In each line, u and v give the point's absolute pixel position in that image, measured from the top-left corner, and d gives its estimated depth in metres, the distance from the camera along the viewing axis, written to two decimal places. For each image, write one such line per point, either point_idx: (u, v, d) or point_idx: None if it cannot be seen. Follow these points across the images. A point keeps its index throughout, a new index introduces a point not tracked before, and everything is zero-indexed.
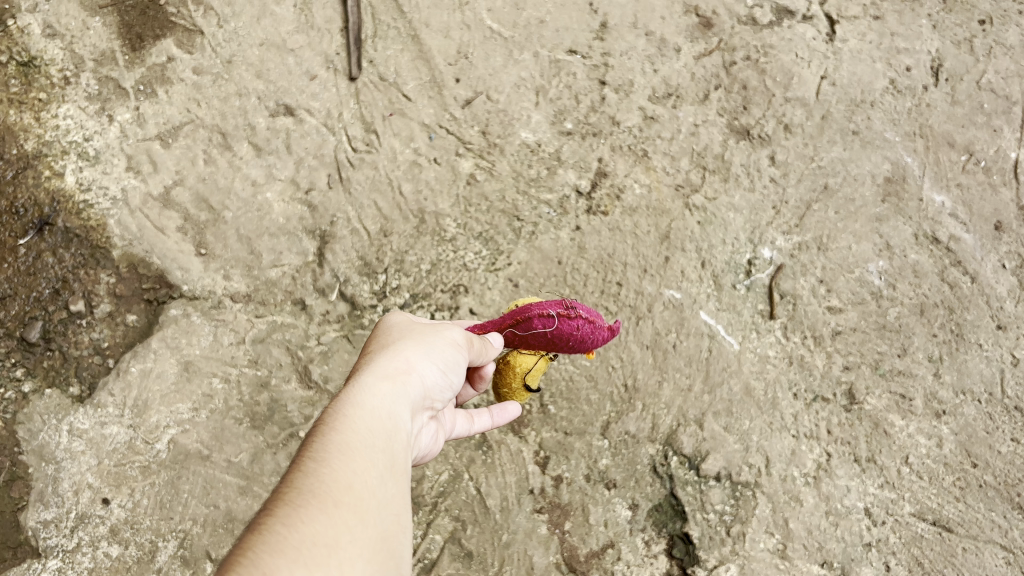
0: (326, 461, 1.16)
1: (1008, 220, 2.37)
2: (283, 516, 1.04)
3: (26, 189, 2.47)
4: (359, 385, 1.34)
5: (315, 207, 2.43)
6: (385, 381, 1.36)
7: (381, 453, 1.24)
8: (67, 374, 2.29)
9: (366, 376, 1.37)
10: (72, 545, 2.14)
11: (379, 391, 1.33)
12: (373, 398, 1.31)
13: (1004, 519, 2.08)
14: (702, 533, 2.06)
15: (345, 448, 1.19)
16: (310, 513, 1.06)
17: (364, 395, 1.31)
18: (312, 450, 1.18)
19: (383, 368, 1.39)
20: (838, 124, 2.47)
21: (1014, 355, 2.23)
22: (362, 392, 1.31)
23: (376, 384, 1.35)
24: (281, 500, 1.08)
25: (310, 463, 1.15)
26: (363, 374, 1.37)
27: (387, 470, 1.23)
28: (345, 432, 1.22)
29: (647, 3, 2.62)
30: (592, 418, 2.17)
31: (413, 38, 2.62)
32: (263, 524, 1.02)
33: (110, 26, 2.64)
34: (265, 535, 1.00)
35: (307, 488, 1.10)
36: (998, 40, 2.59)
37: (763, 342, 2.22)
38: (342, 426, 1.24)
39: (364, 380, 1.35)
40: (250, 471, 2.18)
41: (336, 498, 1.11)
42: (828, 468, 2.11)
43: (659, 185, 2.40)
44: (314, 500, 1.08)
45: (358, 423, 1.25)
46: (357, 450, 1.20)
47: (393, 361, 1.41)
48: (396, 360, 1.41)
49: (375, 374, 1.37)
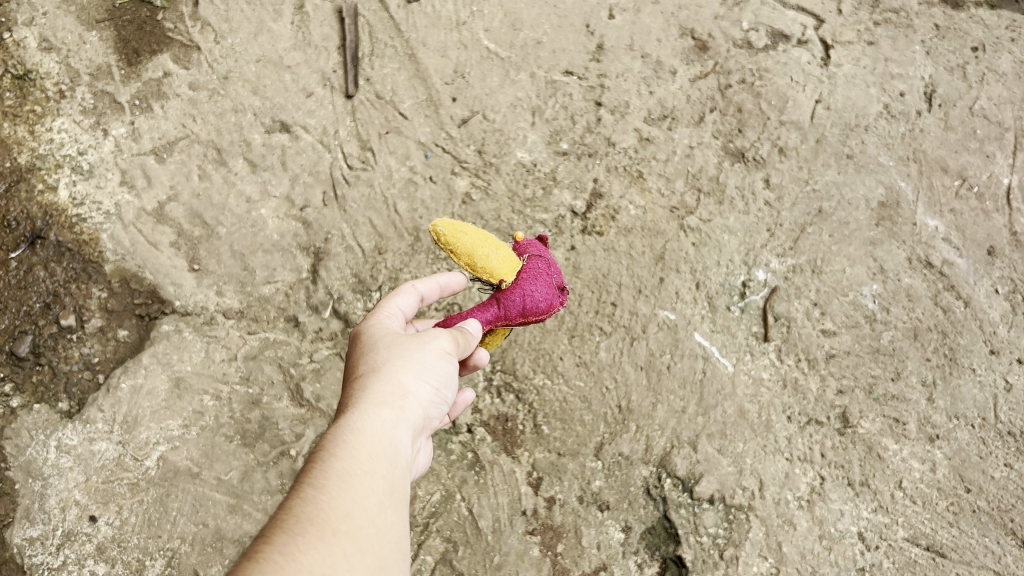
0: (327, 488, 1.14)
1: (1001, 245, 2.39)
2: (281, 543, 1.02)
3: (19, 203, 2.46)
4: (356, 410, 1.31)
5: (310, 224, 2.43)
6: (382, 406, 1.33)
7: (381, 478, 1.22)
8: (57, 390, 2.27)
9: (362, 400, 1.34)
10: (58, 563, 2.11)
11: (376, 416, 1.31)
12: (371, 423, 1.29)
13: (998, 544, 2.07)
14: (695, 556, 2.04)
15: (345, 475, 1.17)
16: (308, 541, 1.04)
17: (362, 421, 1.29)
18: (311, 476, 1.16)
19: (377, 391, 1.36)
20: (832, 148, 2.49)
21: (1007, 380, 2.23)
22: (360, 417, 1.29)
23: (372, 409, 1.32)
24: (278, 526, 1.06)
25: (310, 489, 1.13)
26: (359, 400, 1.34)
27: (386, 495, 1.21)
28: (344, 459, 1.20)
29: (643, 26, 2.66)
30: (585, 439, 2.16)
31: (410, 57, 2.63)
32: (259, 552, 1.00)
33: (107, 41, 2.65)
34: (260, 563, 0.98)
35: (305, 515, 1.08)
36: (990, 67, 2.63)
37: (757, 364, 2.22)
38: (340, 453, 1.21)
39: (359, 406, 1.32)
40: (240, 490, 2.15)
41: (334, 526, 1.09)
42: (822, 492, 2.10)
43: (654, 207, 2.40)
44: (312, 527, 1.06)
45: (357, 449, 1.23)
46: (355, 477, 1.18)
47: (386, 382, 1.38)
48: (389, 381, 1.38)
49: (370, 398, 1.34)
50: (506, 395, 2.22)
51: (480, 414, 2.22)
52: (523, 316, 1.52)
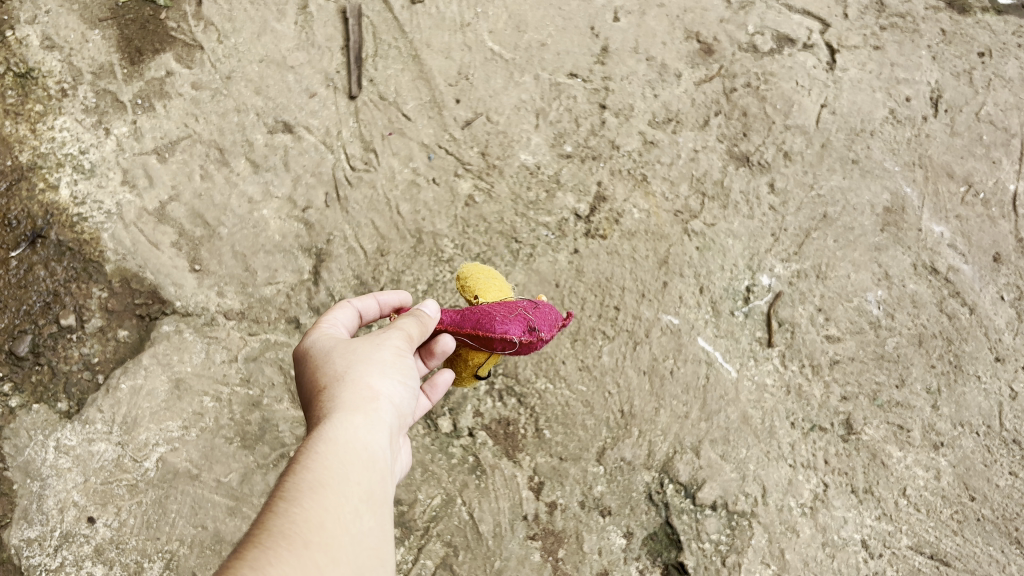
0: (299, 500, 1.12)
1: (1007, 252, 2.37)
2: (252, 559, 0.99)
3: (20, 201, 2.45)
4: (327, 420, 1.28)
5: (312, 225, 2.42)
6: (355, 411, 1.31)
7: (356, 487, 1.20)
8: (56, 390, 2.26)
9: (332, 410, 1.31)
10: (55, 564, 2.09)
11: (348, 423, 1.28)
12: (343, 430, 1.26)
13: (1003, 553, 2.05)
14: (697, 563, 2.03)
15: (317, 486, 1.15)
16: (279, 555, 1.01)
17: (335, 429, 1.26)
18: (284, 490, 1.14)
19: (347, 398, 1.33)
20: (837, 153, 2.47)
21: (1012, 388, 2.22)
22: (333, 426, 1.26)
23: (343, 416, 1.29)
24: (249, 542, 1.03)
25: (282, 503, 1.11)
26: (331, 408, 1.31)
27: (362, 503, 1.19)
28: (316, 469, 1.18)
29: (648, 29, 2.65)
30: (587, 444, 2.14)
31: (413, 58, 2.63)
32: (230, 569, 0.97)
33: (110, 40, 2.64)
34: None
35: (277, 529, 1.06)
36: (997, 72, 2.62)
37: (761, 369, 2.20)
38: (312, 465, 1.18)
39: (331, 414, 1.29)
40: (239, 492, 2.14)
41: (307, 538, 1.07)
42: (825, 499, 2.09)
43: (658, 210, 2.39)
44: (285, 539, 1.04)
45: (329, 458, 1.20)
46: (329, 487, 1.16)
47: (355, 387, 1.35)
48: (359, 386, 1.35)
49: (340, 407, 1.31)
50: (507, 399, 2.20)
51: (481, 417, 2.19)
52: (482, 329, 1.42)
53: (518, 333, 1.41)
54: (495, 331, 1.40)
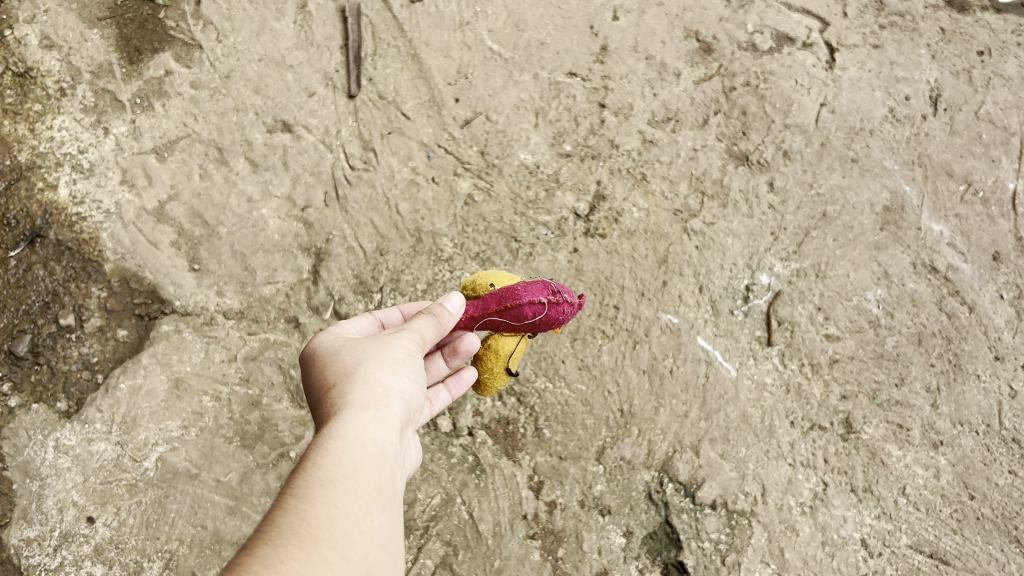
0: (310, 497, 1.11)
1: (1006, 250, 2.37)
2: (262, 556, 0.99)
3: (19, 201, 2.45)
4: (337, 417, 1.28)
5: (311, 225, 2.41)
6: (365, 408, 1.30)
7: (366, 483, 1.20)
8: (55, 390, 2.25)
9: (342, 407, 1.31)
10: (55, 564, 2.09)
11: (358, 420, 1.28)
12: (353, 427, 1.26)
13: (1002, 552, 2.06)
14: (697, 562, 2.03)
15: (328, 483, 1.15)
16: (289, 553, 1.01)
17: (345, 425, 1.26)
18: (295, 486, 1.14)
19: (358, 395, 1.32)
20: (837, 151, 2.47)
21: (1011, 387, 2.22)
22: (343, 422, 1.26)
23: (354, 413, 1.29)
24: (260, 539, 1.03)
25: (293, 500, 1.11)
26: (341, 406, 1.31)
27: (372, 499, 1.19)
28: (327, 466, 1.17)
29: (647, 27, 2.65)
30: (587, 443, 2.14)
31: (413, 56, 2.62)
32: (241, 566, 0.97)
33: (108, 39, 2.64)
34: None
35: (288, 526, 1.06)
36: (996, 71, 2.61)
37: (760, 368, 2.20)
38: (322, 461, 1.18)
39: (341, 411, 1.29)
40: (238, 492, 2.14)
41: (317, 535, 1.06)
42: (825, 498, 2.09)
43: (657, 209, 2.39)
44: (296, 537, 1.04)
45: (340, 454, 1.20)
46: (339, 483, 1.16)
47: (366, 384, 1.35)
48: (369, 383, 1.35)
49: (351, 404, 1.30)
50: (507, 398, 2.20)
51: (481, 416, 2.19)
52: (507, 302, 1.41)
53: (542, 297, 1.40)
54: (519, 300, 1.39)
